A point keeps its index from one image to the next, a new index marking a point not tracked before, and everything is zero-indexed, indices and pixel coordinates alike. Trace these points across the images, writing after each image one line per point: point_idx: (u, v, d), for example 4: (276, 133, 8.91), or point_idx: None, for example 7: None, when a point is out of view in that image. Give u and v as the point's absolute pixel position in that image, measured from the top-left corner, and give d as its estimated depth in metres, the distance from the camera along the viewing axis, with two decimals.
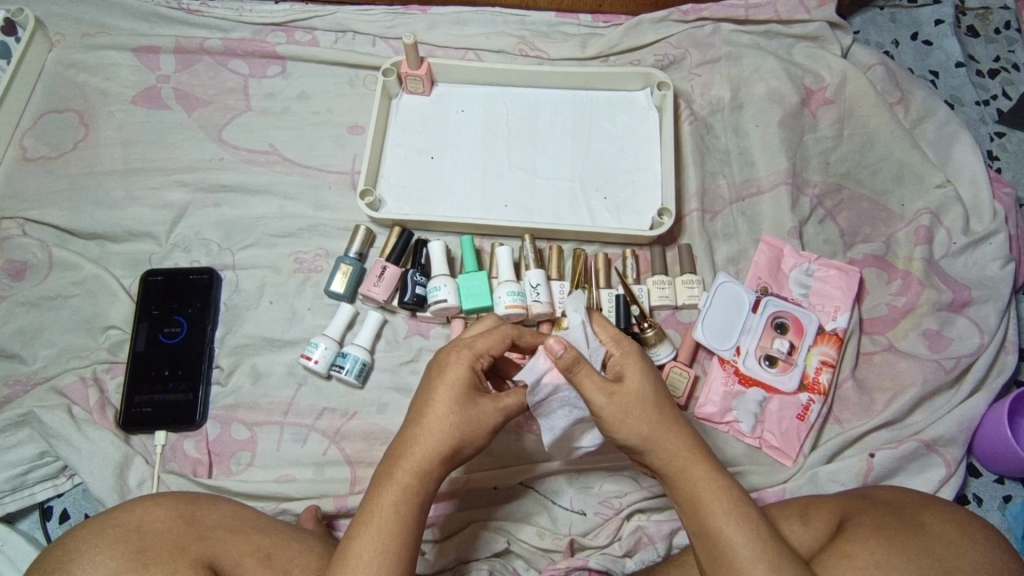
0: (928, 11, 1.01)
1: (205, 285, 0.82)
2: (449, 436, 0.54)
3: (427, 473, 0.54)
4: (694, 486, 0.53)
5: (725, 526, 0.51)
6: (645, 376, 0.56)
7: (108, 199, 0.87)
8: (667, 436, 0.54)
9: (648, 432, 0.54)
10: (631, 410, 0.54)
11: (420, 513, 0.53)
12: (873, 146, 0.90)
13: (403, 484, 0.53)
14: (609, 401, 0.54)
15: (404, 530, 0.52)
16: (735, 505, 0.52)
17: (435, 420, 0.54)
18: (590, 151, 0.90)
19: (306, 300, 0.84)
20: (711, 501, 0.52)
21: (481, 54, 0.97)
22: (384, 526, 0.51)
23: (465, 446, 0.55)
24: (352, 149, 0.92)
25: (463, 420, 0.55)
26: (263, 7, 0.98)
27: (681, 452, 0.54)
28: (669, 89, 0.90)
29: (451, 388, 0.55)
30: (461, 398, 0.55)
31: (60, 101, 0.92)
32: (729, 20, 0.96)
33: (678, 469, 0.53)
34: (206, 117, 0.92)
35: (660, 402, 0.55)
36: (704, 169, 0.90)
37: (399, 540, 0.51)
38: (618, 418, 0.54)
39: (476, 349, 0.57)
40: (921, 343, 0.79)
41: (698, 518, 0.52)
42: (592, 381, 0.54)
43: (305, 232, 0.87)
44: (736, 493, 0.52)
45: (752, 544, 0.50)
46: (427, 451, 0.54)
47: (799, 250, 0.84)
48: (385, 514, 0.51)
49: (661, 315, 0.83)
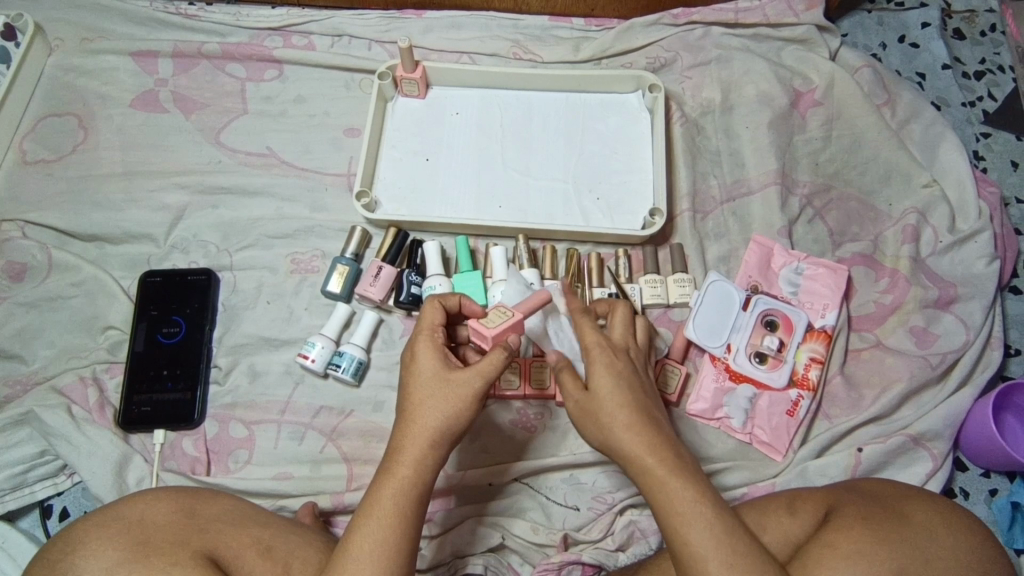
0: (915, 14, 1.03)
1: (203, 285, 0.84)
2: (435, 419, 0.55)
3: (422, 462, 0.55)
4: (653, 487, 0.52)
5: (683, 525, 0.51)
6: (615, 374, 0.57)
7: (107, 201, 0.88)
8: (626, 436, 0.54)
9: (610, 431, 0.55)
10: (594, 414, 0.56)
11: (420, 504, 0.54)
12: (860, 147, 0.91)
13: (399, 475, 0.54)
14: (577, 401, 0.58)
15: (403, 518, 0.53)
16: (691, 506, 0.51)
17: (418, 409, 0.56)
18: (583, 153, 0.92)
19: (304, 300, 0.85)
20: (670, 501, 0.51)
21: (475, 57, 0.99)
22: (381, 520, 0.52)
23: (454, 425, 0.56)
24: (349, 152, 0.93)
25: (444, 401, 0.56)
26: (260, 12, 1.00)
27: (643, 452, 0.53)
28: (660, 91, 0.91)
29: (422, 377, 0.57)
30: (434, 381, 0.57)
31: (60, 105, 0.93)
32: (719, 23, 0.97)
33: (637, 470, 0.54)
34: (204, 120, 0.93)
35: (628, 401, 0.56)
36: (695, 170, 0.91)
37: (397, 531, 0.52)
38: (585, 416, 0.57)
39: (428, 332, 0.60)
40: (909, 340, 0.80)
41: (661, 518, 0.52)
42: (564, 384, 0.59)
43: (303, 233, 0.88)
44: (695, 495, 0.51)
45: (711, 545, 0.50)
46: (418, 441, 0.55)
47: (789, 249, 0.86)
48: (382, 507, 0.53)
49: (653, 313, 0.84)
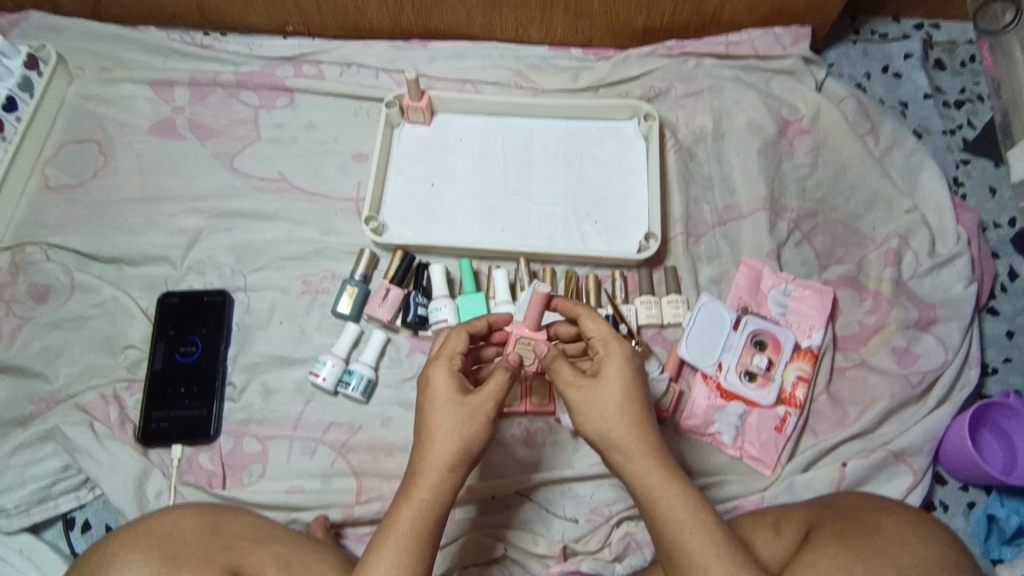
0: (897, 45, 1.08)
1: (218, 305, 0.88)
2: (453, 442, 0.60)
3: (440, 483, 0.59)
4: (653, 495, 0.59)
5: (682, 530, 0.57)
6: (622, 374, 0.63)
7: (127, 224, 0.92)
8: (628, 436, 0.61)
9: (609, 426, 0.61)
10: (599, 403, 0.62)
11: (434, 524, 0.58)
12: (845, 173, 0.96)
13: (419, 497, 0.58)
14: (579, 392, 0.63)
15: (422, 536, 0.57)
16: (689, 512, 0.58)
17: (437, 432, 0.60)
18: (581, 179, 0.97)
19: (314, 319, 0.89)
20: (663, 497, 0.58)
21: (478, 85, 1.03)
22: (404, 537, 0.56)
23: (471, 448, 0.60)
24: (357, 176, 0.98)
25: (460, 425, 0.60)
26: (274, 42, 1.05)
27: (638, 452, 0.60)
28: (655, 120, 0.96)
29: (441, 401, 0.61)
30: (452, 405, 0.61)
31: (81, 131, 0.97)
32: (710, 55, 1.02)
33: (636, 470, 0.60)
34: (219, 147, 0.98)
35: (627, 403, 0.62)
36: (688, 195, 0.96)
37: (419, 545, 0.57)
38: (584, 409, 0.62)
39: (449, 356, 0.64)
40: (891, 360, 0.84)
41: (659, 521, 0.58)
42: (568, 375, 0.64)
43: (314, 256, 0.92)
44: (691, 502, 0.58)
45: (699, 535, 0.57)
46: (436, 462, 0.59)
47: (777, 271, 0.90)
48: (404, 526, 0.57)
49: (648, 333, 0.88)
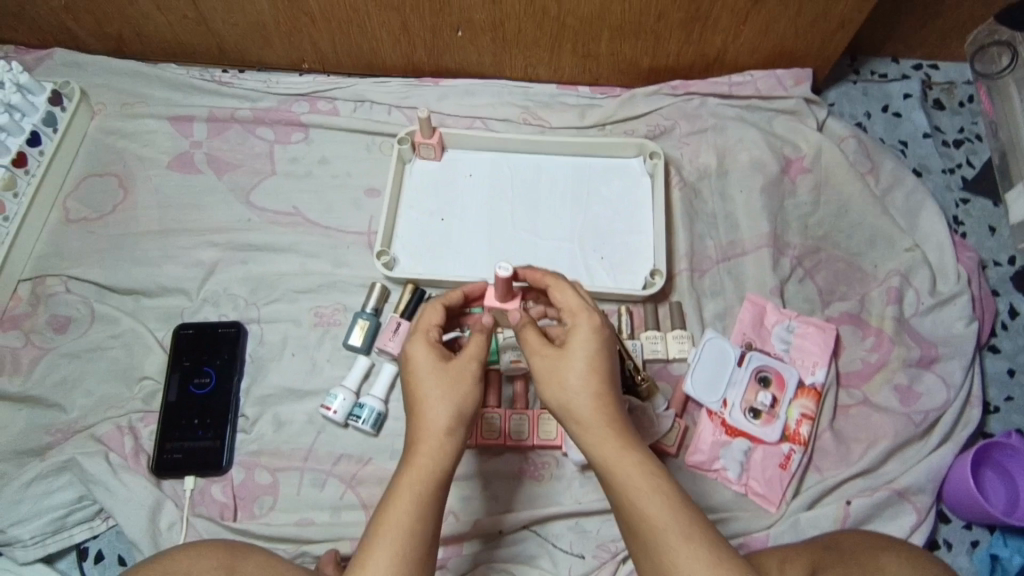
0: (897, 85, 1.10)
1: (232, 337, 0.90)
2: (445, 408, 0.62)
3: (437, 450, 0.61)
4: (616, 464, 0.59)
5: (643, 498, 0.58)
6: (588, 342, 0.63)
7: (145, 257, 0.94)
8: (592, 407, 0.61)
9: (571, 396, 0.62)
10: (562, 373, 0.62)
11: (437, 490, 0.60)
12: (847, 211, 0.98)
13: (419, 465, 0.60)
14: (543, 361, 0.63)
15: (424, 502, 0.59)
16: (651, 479, 0.58)
17: (425, 401, 0.63)
18: (588, 214, 0.99)
19: (325, 352, 0.91)
20: (625, 467, 0.59)
21: (488, 121, 1.06)
22: (409, 500, 0.59)
23: (463, 413, 0.63)
24: (369, 210, 1.00)
25: (446, 392, 0.63)
26: (289, 79, 1.08)
27: (601, 420, 0.61)
28: (660, 158, 0.99)
29: (424, 371, 0.64)
30: (434, 375, 0.64)
31: (102, 165, 1.00)
32: (714, 95, 1.04)
33: (598, 442, 0.60)
34: (235, 181, 1.00)
35: (593, 370, 0.62)
36: (693, 232, 0.98)
37: (421, 509, 0.59)
38: (549, 379, 0.63)
39: (426, 329, 0.67)
40: (894, 397, 0.85)
41: (621, 491, 0.59)
42: (535, 344, 0.65)
43: (326, 288, 0.94)
44: (654, 469, 0.59)
45: (662, 503, 0.57)
46: (432, 430, 0.62)
47: (780, 308, 0.92)
48: (405, 492, 0.59)
49: (654, 367, 0.90)
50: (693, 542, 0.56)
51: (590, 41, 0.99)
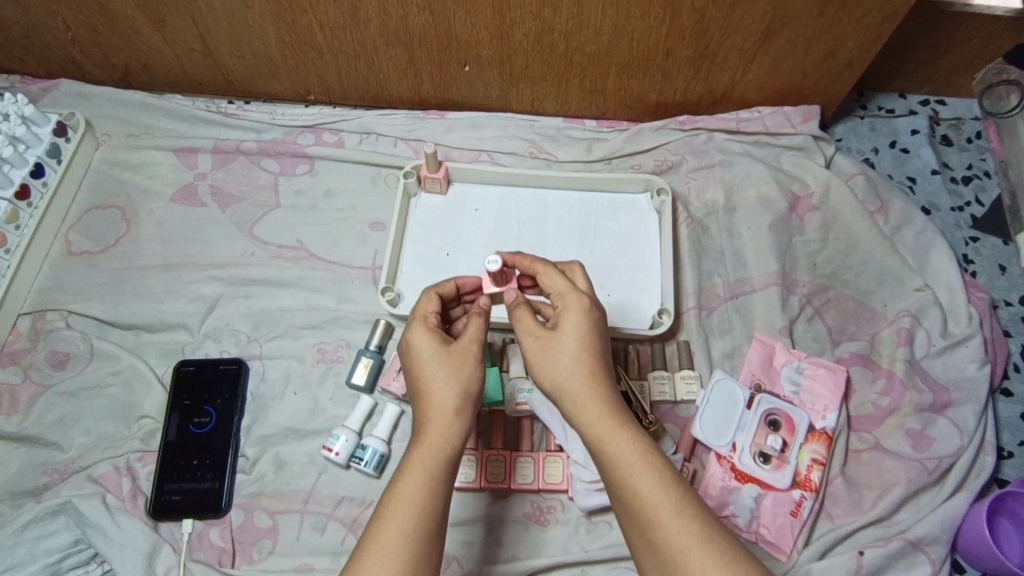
0: (905, 121, 1.10)
1: (234, 374, 0.89)
2: (452, 385, 0.65)
3: (446, 429, 0.63)
4: (607, 441, 0.61)
5: (632, 473, 0.59)
6: (577, 323, 0.66)
7: (147, 292, 0.93)
8: (582, 387, 0.64)
9: (562, 377, 0.64)
10: (552, 354, 0.65)
11: (446, 468, 0.62)
12: (856, 250, 0.97)
13: (430, 440, 0.63)
14: (535, 343, 0.67)
15: (439, 475, 0.61)
16: (640, 455, 0.60)
17: (432, 380, 0.66)
18: (595, 250, 0.98)
19: (328, 390, 0.89)
20: (616, 443, 0.61)
21: (494, 155, 1.05)
22: (421, 473, 0.61)
23: (470, 390, 0.66)
24: (374, 245, 0.99)
25: (450, 370, 0.66)
26: (295, 110, 1.08)
27: (591, 399, 0.63)
28: (667, 195, 0.98)
29: (429, 352, 0.67)
30: (439, 355, 0.67)
31: (105, 197, 0.99)
32: (721, 130, 1.04)
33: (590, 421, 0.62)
34: (239, 214, 1.00)
35: (584, 350, 0.65)
36: (700, 269, 0.97)
37: (434, 482, 0.61)
38: (540, 360, 0.65)
39: (426, 314, 0.70)
40: (906, 443, 0.84)
41: (614, 467, 0.60)
42: (526, 328, 0.68)
43: (329, 324, 0.93)
44: (644, 447, 0.60)
45: (652, 479, 0.58)
46: (440, 411, 0.64)
47: (790, 349, 0.91)
48: (418, 466, 0.61)
49: (661, 409, 0.88)
50: (681, 514, 0.57)
51: (598, 77, 0.99)
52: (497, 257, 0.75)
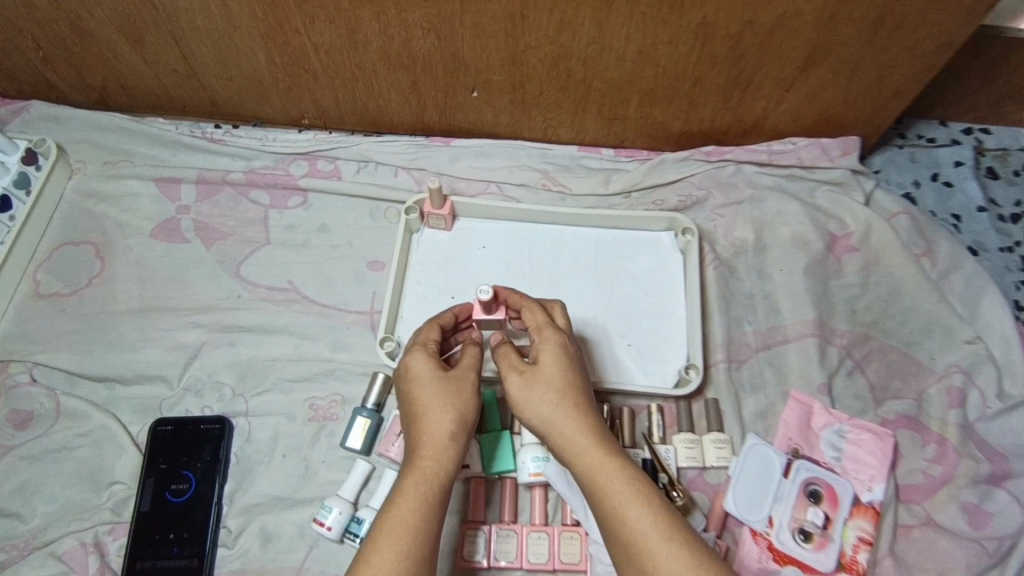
0: (947, 151, 1.01)
1: (216, 434, 0.80)
2: (445, 412, 0.62)
3: (440, 453, 0.60)
4: (598, 477, 0.58)
5: (623, 508, 0.56)
6: (557, 357, 0.64)
7: (121, 341, 0.84)
8: (570, 421, 0.60)
9: (549, 410, 0.61)
10: (539, 388, 0.62)
11: (439, 493, 0.58)
12: (899, 296, 0.89)
13: (422, 467, 0.59)
14: (520, 377, 0.63)
15: (431, 505, 0.57)
16: (629, 484, 0.57)
17: (424, 406, 0.62)
18: (614, 293, 0.90)
19: (321, 452, 0.81)
20: (608, 478, 0.57)
21: (503, 186, 0.97)
22: (414, 502, 0.57)
23: (465, 419, 0.62)
24: (372, 286, 0.91)
25: (446, 397, 0.63)
26: (287, 136, 0.99)
27: (580, 432, 0.60)
28: (693, 235, 0.90)
29: (421, 379, 0.64)
30: (433, 381, 0.63)
31: (78, 233, 0.91)
32: (752, 162, 0.95)
33: (579, 455, 0.59)
34: (225, 252, 0.91)
35: (570, 383, 0.62)
36: (729, 316, 0.89)
37: (427, 513, 0.57)
38: (525, 395, 0.62)
39: (423, 341, 0.67)
40: (961, 518, 0.76)
41: (606, 504, 0.57)
42: (509, 364, 0.64)
43: (322, 376, 0.85)
44: (632, 474, 0.57)
45: (646, 514, 0.55)
46: (435, 436, 0.61)
47: (829, 408, 0.82)
48: (409, 494, 0.57)
49: (688, 474, 0.80)
50: (673, 542, 0.53)
51: (618, 104, 0.90)
52: (489, 287, 0.72)
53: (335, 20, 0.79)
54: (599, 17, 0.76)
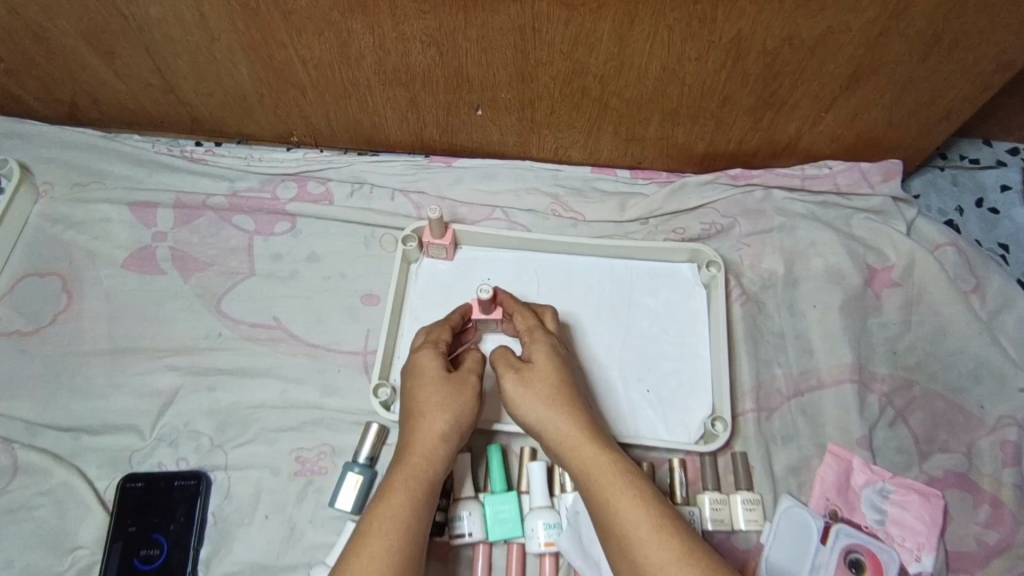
0: (992, 174, 0.93)
1: (192, 491, 0.72)
2: (441, 411, 0.62)
3: (431, 452, 0.60)
4: (591, 471, 0.57)
5: (612, 499, 0.55)
6: (551, 357, 0.65)
7: (89, 386, 0.77)
8: (564, 417, 0.61)
9: (543, 406, 0.61)
10: (534, 385, 0.63)
11: (428, 492, 0.58)
12: (945, 337, 0.81)
13: (412, 464, 0.59)
14: (517, 376, 0.63)
15: (419, 502, 0.57)
16: (619, 476, 0.56)
17: (422, 404, 0.63)
18: (631, 332, 0.82)
19: (307, 511, 0.73)
20: (599, 472, 0.57)
21: (509, 212, 0.88)
22: (404, 498, 0.57)
23: (462, 421, 0.62)
24: (365, 322, 0.83)
25: (445, 396, 0.63)
26: (274, 155, 0.91)
27: (573, 429, 0.60)
28: (720, 269, 0.82)
29: (423, 379, 0.64)
30: (436, 380, 0.64)
31: (43, 262, 0.83)
32: (781, 187, 0.87)
33: (572, 451, 0.59)
34: (204, 284, 0.83)
35: (563, 382, 0.63)
36: (758, 358, 0.81)
37: (416, 510, 0.56)
38: (520, 392, 0.62)
39: (433, 341, 0.68)
40: None
41: (596, 498, 0.56)
42: (506, 364, 0.65)
43: (310, 425, 0.77)
44: (624, 468, 0.57)
45: (635, 506, 0.54)
46: (427, 436, 0.61)
47: (870, 465, 0.75)
48: (399, 491, 0.57)
49: (716, 538, 0.73)
50: (659, 531, 0.52)
51: (637, 124, 0.82)
52: (489, 288, 0.72)
53: (324, 32, 0.71)
54: (620, 31, 0.67)
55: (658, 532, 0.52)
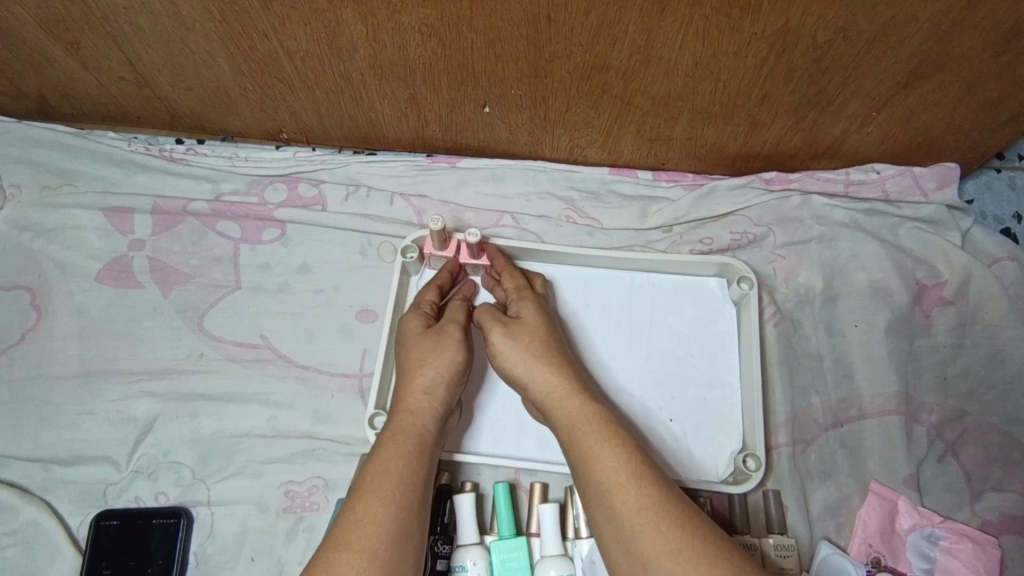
0: None
1: (171, 531, 0.66)
2: (433, 368, 0.57)
3: (419, 408, 0.55)
4: (574, 422, 0.51)
5: (593, 449, 0.48)
6: (539, 314, 0.60)
7: (60, 414, 0.71)
8: (548, 369, 0.55)
9: (527, 358, 0.56)
10: (522, 336, 0.57)
11: (422, 446, 0.52)
12: (1002, 362, 0.73)
13: (401, 420, 0.54)
14: (505, 330, 0.58)
15: (417, 458, 0.51)
16: (603, 427, 0.50)
17: (410, 360, 0.58)
18: (652, 352, 0.74)
19: (297, 551, 0.67)
20: (581, 425, 0.50)
21: (519, 218, 0.81)
22: (399, 453, 0.51)
23: (450, 369, 0.58)
24: (361, 341, 0.75)
25: (432, 352, 0.58)
26: (262, 154, 0.83)
27: (558, 381, 0.54)
28: (751, 286, 0.74)
29: (411, 338, 0.60)
30: (425, 337, 0.60)
31: (9, 275, 0.76)
32: (821, 193, 0.79)
33: (556, 403, 0.53)
34: (186, 299, 0.76)
35: (550, 338, 0.58)
36: (793, 385, 0.73)
37: (411, 465, 0.50)
38: (507, 343, 0.57)
39: (417, 302, 0.65)
40: None
41: (576, 451, 0.49)
42: (491, 317, 0.60)
43: (299, 456, 0.70)
44: (610, 418, 0.51)
45: (617, 456, 0.47)
46: (412, 391, 0.56)
47: (917, 508, 0.68)
48: (394, 445, 0.51)
49: None
50: (638, 482, 0.46)
51: (661, 124, 0.73)
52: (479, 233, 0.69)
53: (311, 22, 0.62)
54: (646, 22, 0.58)
55: (637, 483, 0.46)
